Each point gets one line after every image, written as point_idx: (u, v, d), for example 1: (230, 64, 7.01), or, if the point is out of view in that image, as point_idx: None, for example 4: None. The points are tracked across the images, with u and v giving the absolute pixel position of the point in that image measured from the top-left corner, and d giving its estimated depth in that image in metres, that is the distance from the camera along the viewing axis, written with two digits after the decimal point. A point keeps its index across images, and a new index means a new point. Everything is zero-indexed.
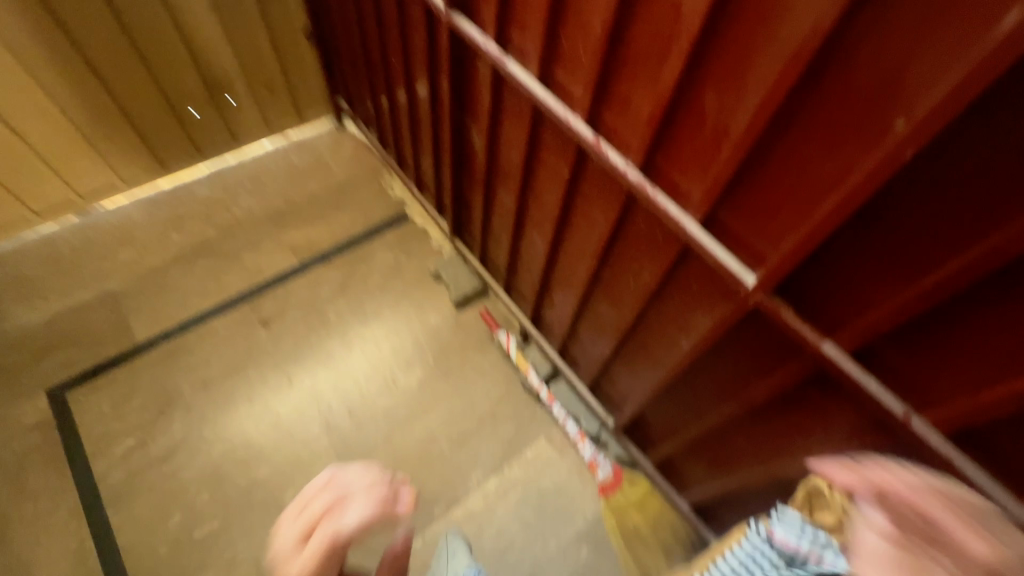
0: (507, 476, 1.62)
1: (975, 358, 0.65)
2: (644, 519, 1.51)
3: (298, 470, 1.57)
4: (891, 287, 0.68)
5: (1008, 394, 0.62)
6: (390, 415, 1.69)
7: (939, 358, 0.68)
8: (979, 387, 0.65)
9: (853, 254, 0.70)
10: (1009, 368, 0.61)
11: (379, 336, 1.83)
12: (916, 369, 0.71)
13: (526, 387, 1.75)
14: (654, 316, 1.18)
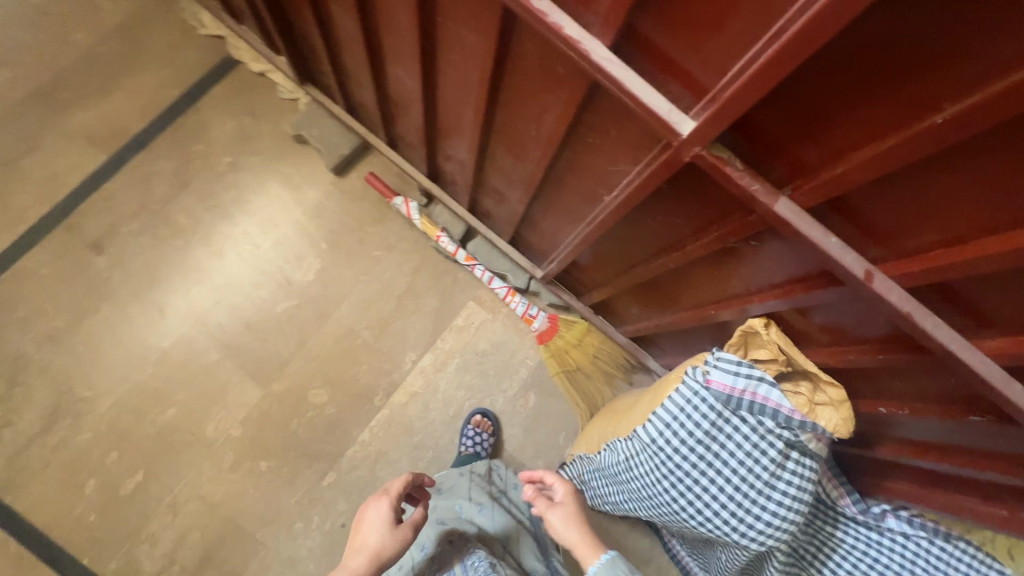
0: (441, 349, 1.54)
1: (949, 216, 0.51)
2: (584, 356, 1.52)
3: (211, 401, 1.41)
4: (866, 130, 0.50)
5: (973, 250, 0.51)
6: (296, 318, 1.48)
7: (904, 219, 0.55)
8: (948, 249, 0.53)
9: (829, 79, 0.48)
10: (990, 222, 0.49)
11: (250, 232, 1.51)
12: (876, 233, 0.58)
13: (441, 252, 1.56)
14: (567, 168, 0.95)
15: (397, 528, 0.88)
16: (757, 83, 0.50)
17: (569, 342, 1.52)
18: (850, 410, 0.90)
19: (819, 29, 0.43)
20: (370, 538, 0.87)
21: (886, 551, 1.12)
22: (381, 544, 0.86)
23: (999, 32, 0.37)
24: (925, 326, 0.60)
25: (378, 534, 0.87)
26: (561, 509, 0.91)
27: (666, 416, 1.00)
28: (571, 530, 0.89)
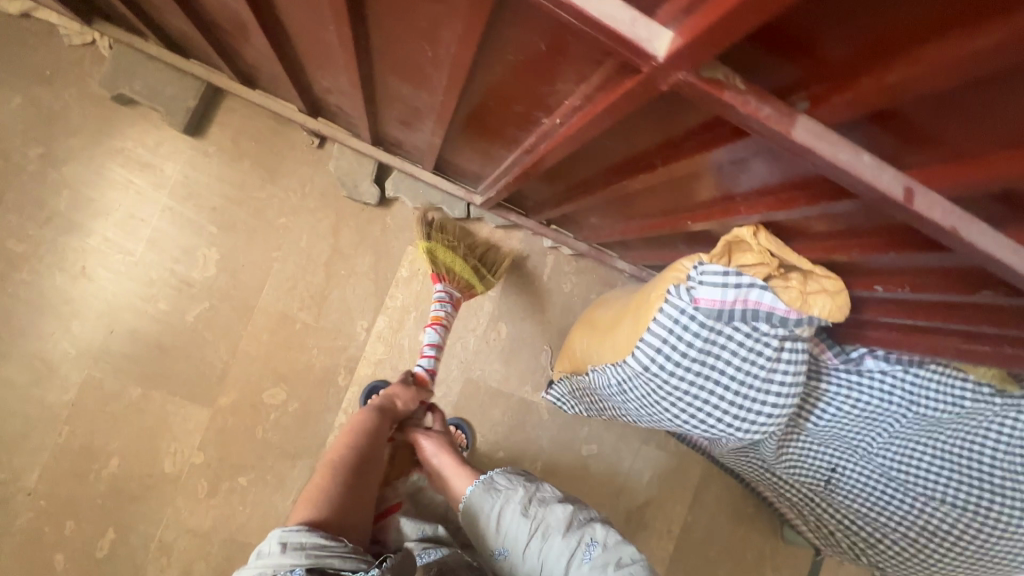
0: (394, 308, 1.37)
1: (765, 156, 0.59)
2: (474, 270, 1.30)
3: (154, 438, 1.24)
4: (680, 119, 0.57)
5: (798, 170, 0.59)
6: (215, 323, 1.26)
7: (741, 160, 0.63)
8: (783, 168, 0.61)
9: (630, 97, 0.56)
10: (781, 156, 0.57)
11: (110, 232, 1.21)
12: (739, 166, 0.64)
13: (355, 200, 1.31)
14: (485, 96, 0.73)
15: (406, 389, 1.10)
16: (578, 120, 0.61)
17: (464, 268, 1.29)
18: (843, 296, 0.85)
19: (570, 50, 0.51)
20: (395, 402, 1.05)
21: (865, 388, 1.24)
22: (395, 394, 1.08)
23: (691, 39, 0.37)
24: (971, 237, 0.49)
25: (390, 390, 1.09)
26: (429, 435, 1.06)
27: (655, 341, 0.93)
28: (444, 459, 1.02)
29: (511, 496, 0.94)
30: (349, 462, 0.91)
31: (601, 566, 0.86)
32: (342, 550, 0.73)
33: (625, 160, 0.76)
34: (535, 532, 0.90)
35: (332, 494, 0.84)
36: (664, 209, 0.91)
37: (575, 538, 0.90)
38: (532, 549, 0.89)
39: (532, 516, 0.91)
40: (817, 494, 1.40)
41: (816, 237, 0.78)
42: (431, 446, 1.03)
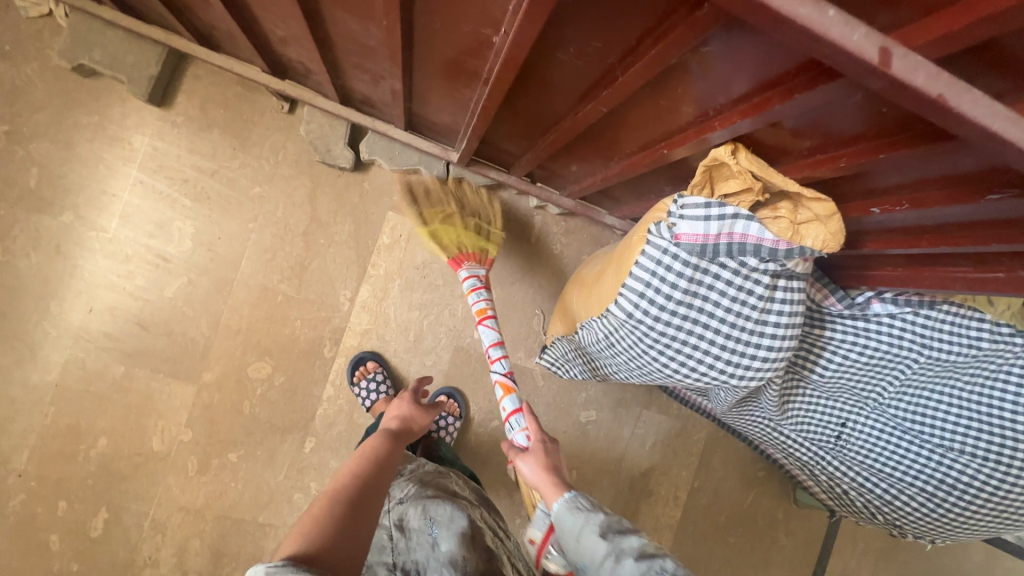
0: (377, 276, 1.33)
1: (728, 41, 0.53)
2: (477, 231, 1.19)
3: (140, 417, 1.23)
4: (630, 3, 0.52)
5: (766, 56, 0.53)
6: (195, 298, 1.24)
7: (704, 55, 0.57)
8: (749, 58, 0.55)
9: None
10: (743, 38, 0.52)
11: (82, 208, 1.19)
12: (704, 64, 0.58)
13: (330, 166, 1.27)
14: (433, 15, 0.69)
15: (424, 407, 1.07)
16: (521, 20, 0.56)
17: (469, 236, 1.18)
18: (838, 222, 0.78)
19: None
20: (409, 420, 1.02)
21: (873, 334, 1.16)
22: (412, 413, 1.03)
23: None
24: (962, 108, 0.42)
25: (406, 409, 1.04)
26: (530, 457, 0.94)
27: (637, 286, 0.87)
28: (539, 470, 0.92)
29: (589, 517, 0.80)
30: (352, 492, 0.78)
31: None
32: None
33: (584, 80, 0.70)
34: (606, 555, 0.75)
35: (334, 524, 0.70)
36: (639, 142, 0.85)
37: (645, 563, 0.72)
38: (603, 572, 0.74)
39: (606, 540, 0.76)
40: (826, 451, 1.33)
41: (801, 153, 0.71)
42: (532, 472, 0.92)
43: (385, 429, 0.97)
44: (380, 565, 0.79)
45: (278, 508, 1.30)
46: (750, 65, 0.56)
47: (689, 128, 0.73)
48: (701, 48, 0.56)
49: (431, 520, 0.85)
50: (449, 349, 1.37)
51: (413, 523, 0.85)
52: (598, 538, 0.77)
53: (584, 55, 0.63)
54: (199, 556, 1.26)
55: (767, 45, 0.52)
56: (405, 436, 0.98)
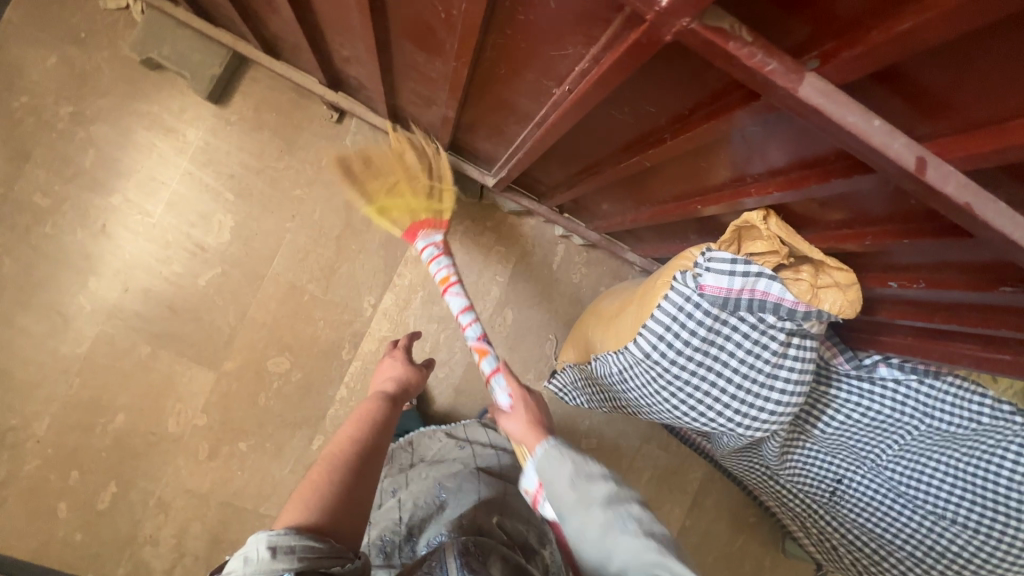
0: (401, 286, 1.38)
1: (774, 125, 0.57)
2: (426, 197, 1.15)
3: (159, 396, 1.27)
4: (688, 82, 0.57)
5: (811, 142, 0.57)
6: (226, 288, 1.29)
7: (749, 135, 0.61)
8: (795, 142, 0.59)
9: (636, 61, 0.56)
10: (790, 124, 0.56)
11: (131, 192, 1.24)
12: (747, 139, 0.63)
13: (369, 176, 1.32)
14: (499, 65, 0.74)
15: (417, 368, 1.08)
16: (585, 85, 0.61)
17: (419, 205, 1.15)
18: (855, 291, 0.83)
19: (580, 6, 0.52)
20: (411, 385, 1.03)
21: (876, 397, 1.20)
22: (408, 374, 1.04)
23: None
24: (986, 215, 0.46)
25: (401, 369, 1.05)
26: (515, 415, 0.95)
27: (657, 328, 0.91)
28: (525, 426, 0.92)
29: (560, 463, 0.76)
30: (354, 459, 0.80)
31: (641, 539, 0.68)
32: (326, 551, 0.64)
33: (631, 136, 0.75)
34: (577, 499, 0.72)
35: (337, 493, 0.74)
36: (675, 194, 0.89)
37: (613, 512, 0.70)
38: (575, 516, 0.72)
39: (577, 487, 0.73)
40: (820, 506, 1.35)
41: (830, 227, 0.75)
42: (519, 428, 0.92)
43: (382, 391, 0.98)
44: (389, 521, 0.98)
45: (278, 500, 1.33)
46: (792, 146, 0.60)
47: (723, 189, 0.78)
48: (748, 128, 0.60)
49: (439, 487, 1.04)
50: (462, 363, 1.41)
51: (419, 492, 1.04)
52: (573, 478, 0.74)
53: (636, 116, 0.68)
54: (198, 538, 1.29)
55: (812, 133, 0.56)
56: (401, 399, 1.00)
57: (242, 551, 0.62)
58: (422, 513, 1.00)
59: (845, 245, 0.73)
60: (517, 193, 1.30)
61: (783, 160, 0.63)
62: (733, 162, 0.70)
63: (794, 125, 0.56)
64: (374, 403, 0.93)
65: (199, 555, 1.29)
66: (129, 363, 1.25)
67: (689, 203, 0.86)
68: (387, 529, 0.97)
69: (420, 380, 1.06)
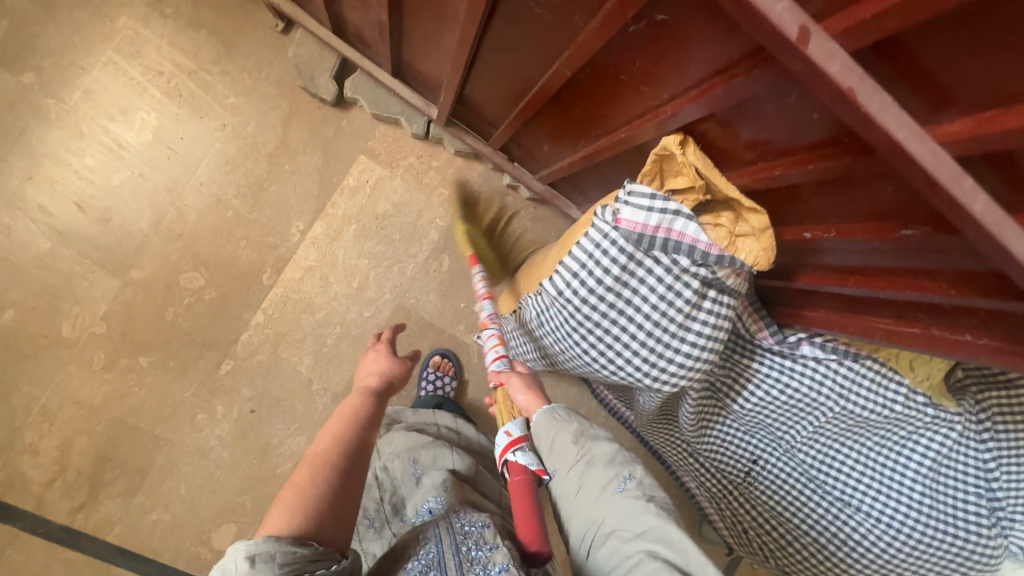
0: (334, 216, 1.31)
1: (681, 13, 0.54)
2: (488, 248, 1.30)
3: (57, 297, 1.19)
4: None
5: (717, 40, 0.54)
6: (141, 191, 1.21)
7: (659, 32, 0.58)
8: (702, 41, 0.55)
9: None
10: (694, 12, 0.52)
11: (45, 74, 1.16)
12: (658, 41, 0.59)
13: (310, 93, 1.26)
14: None
15: (401, 361, 1.06)
16: None
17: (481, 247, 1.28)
18: (771, 239, 0.81)
19: None
20: (395, 381, 1.01)
21: (796, 374, 1.19)
22: (392, 368, 1.02)
23: None
24: (868, 106, 0.43)
25: (383, 363, 1.03)
26: (521, 376, 0.99)
27: (573, 265, 0.88)
28: (528, 398, 0.96)
29: (565, 425, 0.87)
30: (339, 461, 0.75)
31: (637, 498, 0.78)
32: (312, 555, 0.61)
33: (554, 41, 0.71)
34: (577, 459, 0.84)
35: (322, 496, 0.70)
36: (606, 124, 0.85)
37: (613, 469, 0.82)
38: (571, 473, 0.83)
39: (580, 445, 0.85)
40: (733, 485, 1.34)
41: (748, 160, 0.72)
42: (525, 397, 0.96)
43: (365, 387, 0.95)
44: (370, 498, 1.00)
45: (175, 425, 1.26)
46: (701, 51, 0.56)
47: (646, 114, 0.74)
48: (657, 22, 0.57)
49: (415, 463, 1.04)
50: (391, 304, 1.36)
51: (395, 468, 1.04)
52: (571, 437, 0.86)
53: (554, 9, 0.64)
54: (83, 454, 1.22)
55: (716, 24, 0.52)
56: (387, 393, 0.97)
57: (216, 567, 0.57)
58: (401, 490, 1.02)
59: (761, 178, 0.70)
60: (470, 135, 1.26)
61: (695, 70, 0.60)
62: (650, 76, 0.66)
63: (698, 12, 0.52)
64: (359, 398, 0.90)
65: (83, 471, 1.22)
66: (23, 258, 1.17)
67: (618, 133, 0.83)
68: (371, 509, 1.00)
69: (404, 376, 1.05)
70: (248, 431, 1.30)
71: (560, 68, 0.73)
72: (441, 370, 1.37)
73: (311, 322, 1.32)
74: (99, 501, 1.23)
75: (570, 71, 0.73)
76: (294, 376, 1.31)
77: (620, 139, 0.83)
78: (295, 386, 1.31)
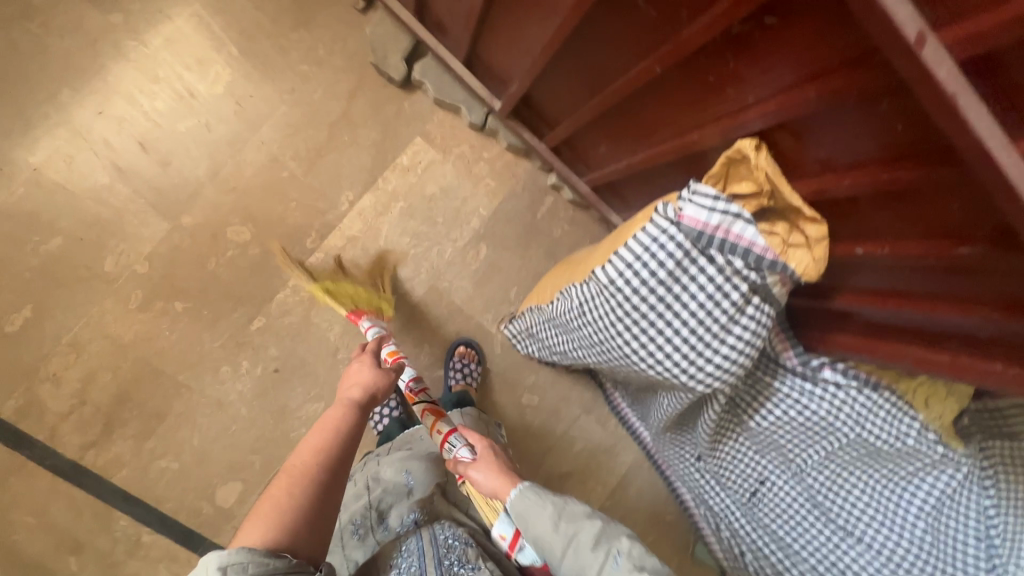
0: (383, 191, 1.35)
1: (792, 15, 0.59)
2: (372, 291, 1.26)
3: (104, 232, 1.21)
4: None
5: (821, 43, 0.60)
6: (203, 141, 1.24)
7: (765, 31, 0.63)
8: (807, 43, 0.61)
9: None
10: (804, 15, 0.58)
11: (133, 18, 1.21)
12: (761, 41, 0.65)
13: (379, 71, 1.31)
14: None
15: (386, 369, 0.95)
16: None
17: (364, 296, 1.23)
18: (824, 251, 0.85)
19: None
20: (380, 394, 0.91)
21: (817, 398, 1.22)
22: (376, 378, 0.91)
23: None
24: (967, 112, 0.48)
25: (367, 372, 0.92)
26: (480, 466, 0.88)
27: (627, 256, 0.91)
28: (490, 477, 0.87)
29: (542, 511, 0.81)
30: (320, 475, 0.73)
31: (634, 575, 0.75)
32: (284, 568, 0.62)
33: (650, 37, 0.77)
34: (565, 546, 0.78)
35: (301, 511, 0.69)
36: (676, 128, 0.90)
37: (601, 551, 0.77)
38: (562, 562, 0.78)
39: (563, 531, 0.79)
40: (738, 504, 1.36)
41: (816, 170, 0.77)
42: (486, 481, 0.87)
43: (349, 397, 0.86)
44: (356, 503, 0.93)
45: (198, 375, 1.26)
46: (804, 52, 0.62)
47: (723, 117, 0.79)
48: (765, 22, 0.63)
49: (407, 473, 0.99)
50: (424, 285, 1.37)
51: (387, 476, 0.98)
52: (550, 525, 0.80)
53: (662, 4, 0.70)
54: (103, 390, 1.22)
55: (824, 28, 0.58)
56: (370, 407, 0.88)
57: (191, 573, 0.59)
58: (390, 498, 0.96)
59: (829, 187, 0.75)
60: (525, 130, 1.30)
61: (791, 72, 0.65)
62: (741, 77, 0.71)
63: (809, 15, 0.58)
64: (341, 411, 0.83)
65: (101, 407, 1.22)
66: (80, 189, 1.20)
67: (687, 136, 0.88)
68: (356, 512, 0.92)
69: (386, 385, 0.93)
70: (268, 391, 1.29)
71: (649, 64, 0.79)
72: (467, 358, 1.38)
73: None
74: (111, 440, 1.22)
75: (658, 68, 0.79)
76: (321, 342, 1.32)
77: (688, 143, 0.88)
78: (320, 353, 1.32)
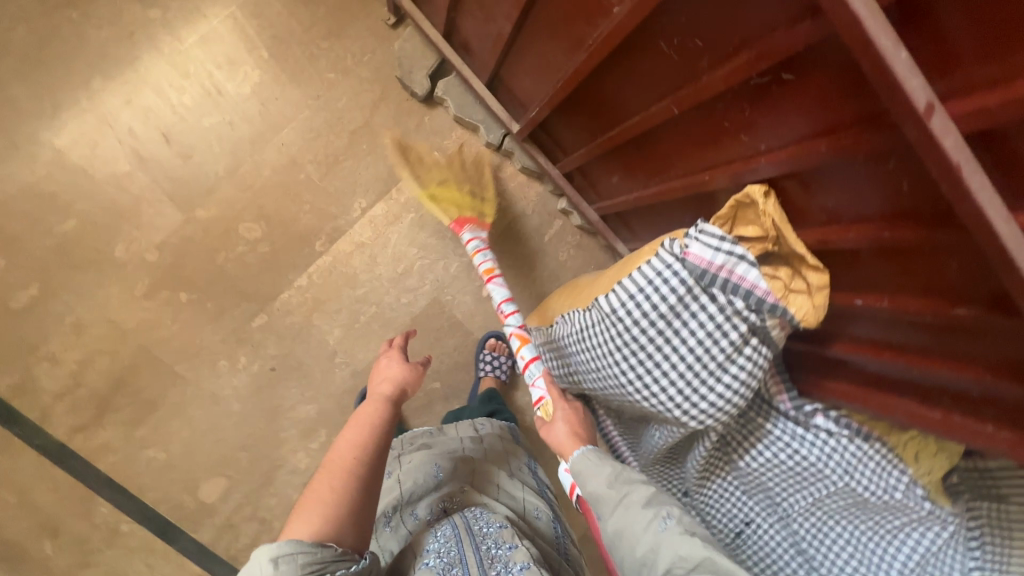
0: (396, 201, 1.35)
1: (809, 73, 0.62)
2: (472, 196, 1.29)
3: (120, 218, 1.23)
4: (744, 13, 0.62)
5: (834, 101, 0.62)
6: (226, 138, 1.27)
7: (782, 84, 0.66)
8: (820, 99, 0.63)
9: None
10: (821, 73, 0.61)
11: (171, 15, 1.25)
12: (778, 93, 0.67)
13: (403, 85, 1.34)
14: None
15: (412, 365, 0.97)
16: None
17: (465, 202, 1.28)
18: (824, 299, 0.85)
19: None
20: (410, 388, 0.93)
21: (807, 444, 1.23)
22: (405, 372, 0.93)
23: None
24: (971, 182, 0.50)
25: (395, 368, 0.93)
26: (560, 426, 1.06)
27: (631, 286, 0.93)
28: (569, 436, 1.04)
29: (599, 466, 0.88)
30: (362, 469, 0.74)
31: (683, 533, 0.76)
32: (332, 556, 0.64)
33: (671, 79, 0.79)
34: (617, 499, 0.83)
35: (349, 502, 0.70)
36: (689, 166, 0.93)
37: (652, 510, 0.80)
38: (611, 517, 0.82)
39: (617, 488, 0.84)
40: (721, 544, 1.34)
41: (820, 221, 0.79)
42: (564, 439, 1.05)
43: (382, 392, 0.88)
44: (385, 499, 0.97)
45: (195, 367, 1.27)
46: (817, 108, 0.65)
47: (736, 160, 0.81)
48: (782, 76, 0.65)
49: (432, 466, 1.02)
50: (428, 296, 1.37)
51: (413, 470, 1.01)
52: (604, 479, 0.86)
53: (685, 50, 0.73)
54: (100, 374, 1.22)
55: (839, 87, 0.60)
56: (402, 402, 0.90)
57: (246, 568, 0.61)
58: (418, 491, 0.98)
59: (832, 238, 0.76)
60: (541, 155, 1.33)
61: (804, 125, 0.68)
62: (756, 125, 0.74)
63: (824, 75, 0.61)
64: (376, 405, 0.85)
65: (96, 391, 1.22)
66: (100, 175, 1.22)
67: (699, 175, 0.90)
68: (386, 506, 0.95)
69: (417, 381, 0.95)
70: (262, 389, 1.29)
71: (669, 104, 0.81)
72: (498, 352, 1.39)
73: (349, 296, 1.34)
74: (102, 425, 1.22)
75: (677, 109, 0.81)
76: (321, 345, 1.33)
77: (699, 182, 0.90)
78: (319, 356, 1.32)
